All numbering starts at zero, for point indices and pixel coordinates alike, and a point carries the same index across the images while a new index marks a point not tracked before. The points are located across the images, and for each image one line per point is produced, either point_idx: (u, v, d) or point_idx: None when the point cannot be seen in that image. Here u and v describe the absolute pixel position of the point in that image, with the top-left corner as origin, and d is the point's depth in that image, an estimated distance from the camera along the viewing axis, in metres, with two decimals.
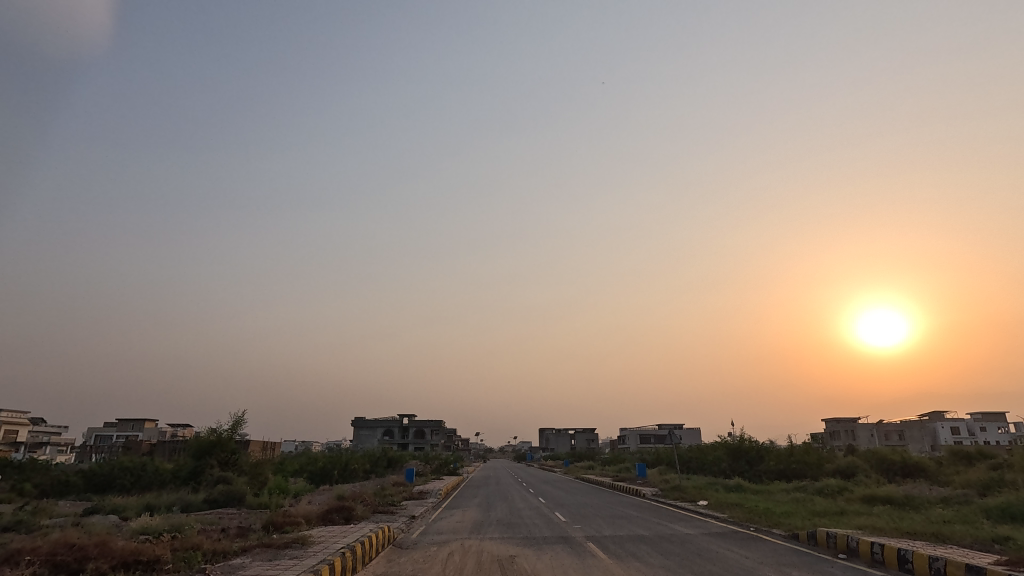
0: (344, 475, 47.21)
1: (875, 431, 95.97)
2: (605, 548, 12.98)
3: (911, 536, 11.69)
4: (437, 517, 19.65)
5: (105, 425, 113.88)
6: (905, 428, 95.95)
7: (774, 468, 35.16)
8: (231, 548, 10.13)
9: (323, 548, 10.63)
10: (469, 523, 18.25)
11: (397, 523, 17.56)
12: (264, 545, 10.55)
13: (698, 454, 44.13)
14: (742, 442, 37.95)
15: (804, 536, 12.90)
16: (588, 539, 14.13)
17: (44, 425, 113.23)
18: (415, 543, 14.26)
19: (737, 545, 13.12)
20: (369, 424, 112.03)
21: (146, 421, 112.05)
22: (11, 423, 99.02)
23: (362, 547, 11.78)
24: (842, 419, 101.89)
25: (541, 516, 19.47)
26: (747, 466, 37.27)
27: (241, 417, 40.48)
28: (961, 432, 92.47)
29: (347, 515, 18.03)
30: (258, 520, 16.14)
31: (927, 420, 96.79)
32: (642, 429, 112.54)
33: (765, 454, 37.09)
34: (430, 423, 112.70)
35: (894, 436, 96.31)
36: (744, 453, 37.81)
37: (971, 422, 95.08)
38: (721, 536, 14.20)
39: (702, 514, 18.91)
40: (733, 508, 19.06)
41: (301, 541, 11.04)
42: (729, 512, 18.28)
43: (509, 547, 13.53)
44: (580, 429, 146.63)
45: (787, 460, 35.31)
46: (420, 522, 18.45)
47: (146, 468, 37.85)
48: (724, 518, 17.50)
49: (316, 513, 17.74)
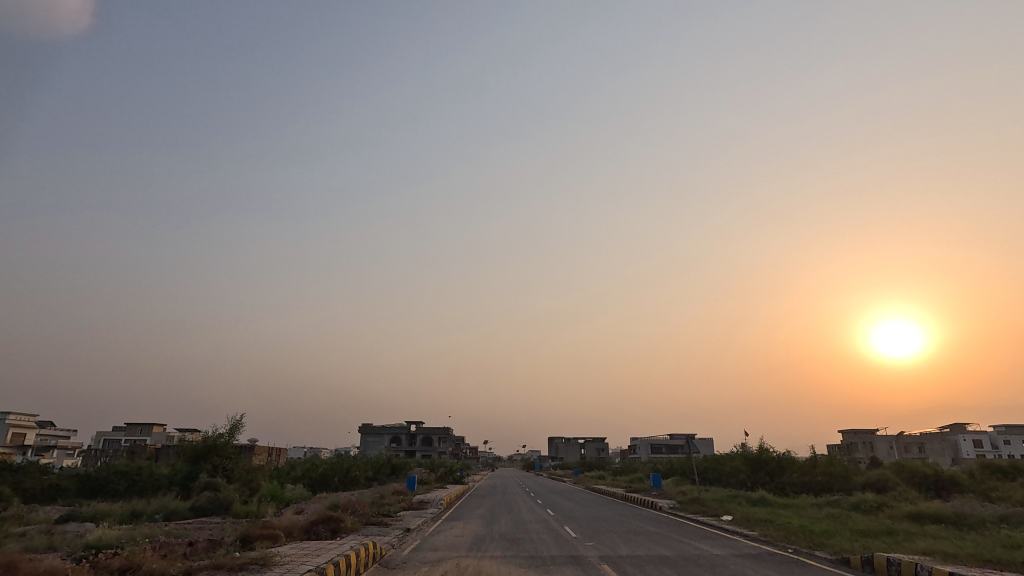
0: (344, 482, 45.41)
1: (894, 444, 93.09)
2: (623, 571, 11.12)
3: (995, 566, 9.70)
4: (436, 530, 17.84)
5: (113, 428, 113.58)
6: (925, 440, 92.14)
7: (798, 481, 32.96)
8: (174, 571, 8.44)
9: (285, 571, 8.85)
10: (470, 537, 16.44)
11: (389, 537, 15.78)
12: (215, 568, 8.83)
13: (715, 464, 41.95)
14: (762, 451, 36.10)
15: (857, 561, 10.98)
16: (602, 560, 12.27)
17: (54, 428, 113.56)
18: (405, 562, 12.46)
19: (777, 569, 11.25)
20: (377, 430, 110.35)
21: (155, 424, 111.76)
22: (20, 425, 99.14)
23: (337, 568, 9.97)
24: (860, 432, 99.20)
25: (549, 531, 17.63)
26: (768, 477, 35.16)
27: (240, 420, 39.29)
28: (984, 444, 89.03)
29: (335, 528, 16.35)
30: (232, 533, 14.47)
31: (949, 433, 92.76)
32: (654, 438, 109.92)
33: (786, 466, 34.94)
34: (438, 430, 111.22)
35: (914, 449, 92.14)
36: (764, 464, 35.77)
37: (994, 435, 91.48)
38: (754, 558, 12.37)
39: (727, 530, 16.99)
40: (761, 525, 17.10)
41: (262, 562, 9.28)
42: (759, 530, 16.27)
43: (512, 568, 11.69)
44: (591, 438, 144.30)
45: (812, 472, 33.09)
46: (415, 536, 16.66)
47: (142, 472, 36.48)
48: (755, 537, 15.56)
49: (301, 524, 16.08)
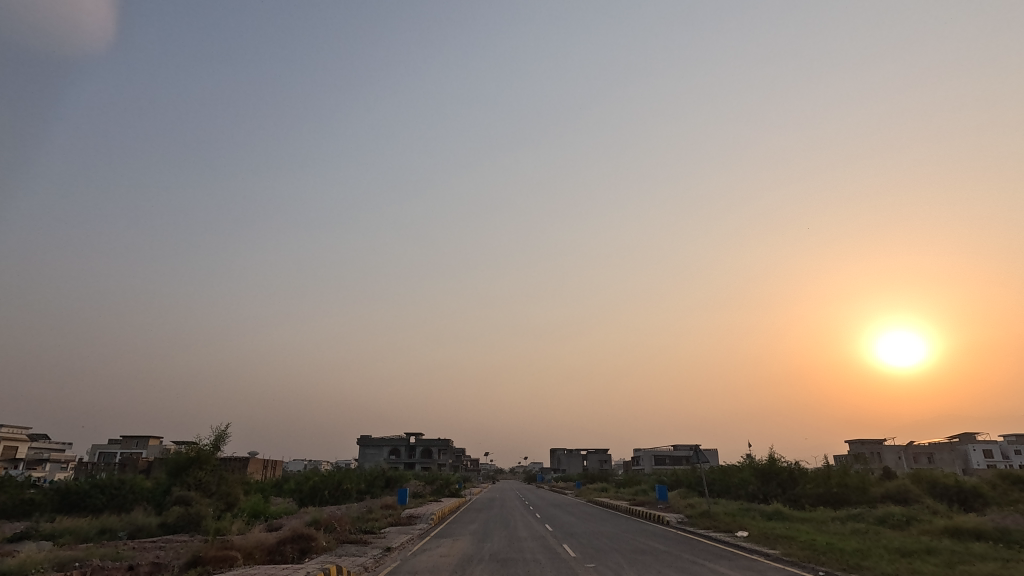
0: (335, 496, 43.39)
1: (903, 454, 90.96)
2: None
3: None
4: (420, 549, 16.21)
5: (109, 441, 111.68)
6: (935, 450, 89.59)
7: (812, 493, 31.01)
8: None
9: None
10: (456, 558, 14.74)
11: (363, 558, 14.03)
12: None
13: (722, 476, 39.97)
14: (773, 462, 34.09)
15: None
16: None
17: (49, 441, 111.92)
18: None
19: None
20: (376, 442, 108.04)
21: (151, 437, 109.65)
22: (12, 438, 97.14)
23: None
24: (867, 441, 97.11)
25: (546, 549, 15.90)
26: (779, 489, 33.29)
27: (225, 430, 37.73)
28: (995, 454, 86.85)
29: (304, 548, 14.62)
30: (181, 557, 12.75)
31: (957, 443, 90.47)
32: (657, 448, 107.56)
33: (799, 477, 33.05)
34: (437, 441, 109.13)
35: (923, 459, 89.61)
36: (775, 475, 33.86)
37: (1005, 445, 89.17)
38: None
39: (744, 548, 15.23)
40: (783, 543, 15.28)
41: None
42: (782, 549, 14.50)
43: None
44: (593, 450, 142.32)
45: (827, 483, 31.12)
46: (394, 556, 14.95)
47: (123, 486, 34.73)
48: (777, 557, 13.76)
49: (266, 542, 14.36)
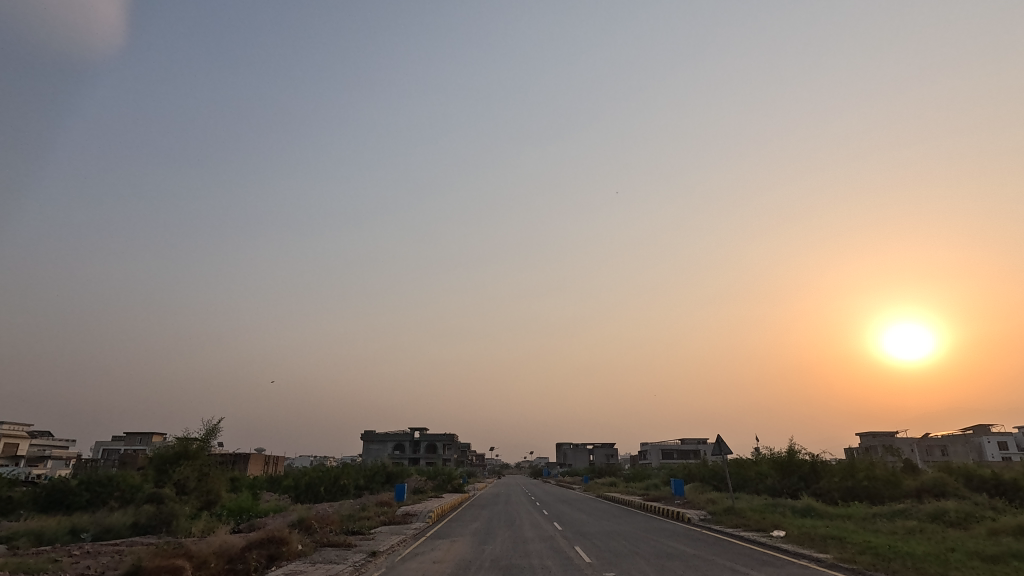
0: (331, 492, 41.32)
1: (915, 446, 88.58)
2: None
3: None
4: (411, 553, 14.06)
5: (113, 438, 110.73)
6: (948, 443, 87.10)
7: (838, 487, 28.79)
8: None
9: None
10: (451, 564, 12.52)
11: (341, 564, 11.95)
12: None
13: (738, 469, 37.86)
14: (792, 455, 32.06)
15: None
16: None
17: (53, 438, 110.98)
18: None
19: None
20: (380, 437, 106.53)
21: (155, 434, 108.34)
22: (14, 434, 95.77)
23: None
24: (879, 434, 94.82)
25: (556, 555, 13.55)
26: (801, 483, 31.12)
27: (217, 425, 36.18)
28: (1010, 446, 84.23)
29: (273, 554, 12.45)
30: (121, 567, 10.69)
31: (971, 436, 87.70)
32: (665, 444, 105.32)
33: (821, 470, 30.88)
34: (441, 437, 106.72)
35: (937, 452, 87.16)
36: (795, 469, 31.81)
37: (1020, 436, 86.78)
38: None
39: (789, 552, 13.05)
40: (834, 545, 13.07)
41: None
42: (836, 552, 12.29)
43: None
44: (600, 445, 140.22)
45: (854, 475, 28.88)
46: (378, 562, 12.70)
47: (109, 483, 33.00)
48: (833, 564, 11.52)
49: (228, 547, 12.20)
